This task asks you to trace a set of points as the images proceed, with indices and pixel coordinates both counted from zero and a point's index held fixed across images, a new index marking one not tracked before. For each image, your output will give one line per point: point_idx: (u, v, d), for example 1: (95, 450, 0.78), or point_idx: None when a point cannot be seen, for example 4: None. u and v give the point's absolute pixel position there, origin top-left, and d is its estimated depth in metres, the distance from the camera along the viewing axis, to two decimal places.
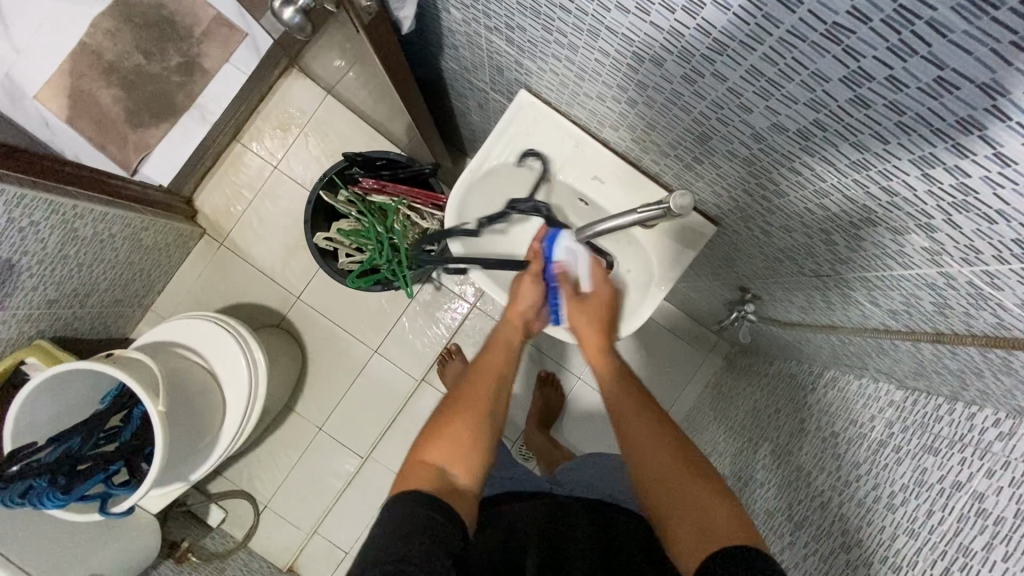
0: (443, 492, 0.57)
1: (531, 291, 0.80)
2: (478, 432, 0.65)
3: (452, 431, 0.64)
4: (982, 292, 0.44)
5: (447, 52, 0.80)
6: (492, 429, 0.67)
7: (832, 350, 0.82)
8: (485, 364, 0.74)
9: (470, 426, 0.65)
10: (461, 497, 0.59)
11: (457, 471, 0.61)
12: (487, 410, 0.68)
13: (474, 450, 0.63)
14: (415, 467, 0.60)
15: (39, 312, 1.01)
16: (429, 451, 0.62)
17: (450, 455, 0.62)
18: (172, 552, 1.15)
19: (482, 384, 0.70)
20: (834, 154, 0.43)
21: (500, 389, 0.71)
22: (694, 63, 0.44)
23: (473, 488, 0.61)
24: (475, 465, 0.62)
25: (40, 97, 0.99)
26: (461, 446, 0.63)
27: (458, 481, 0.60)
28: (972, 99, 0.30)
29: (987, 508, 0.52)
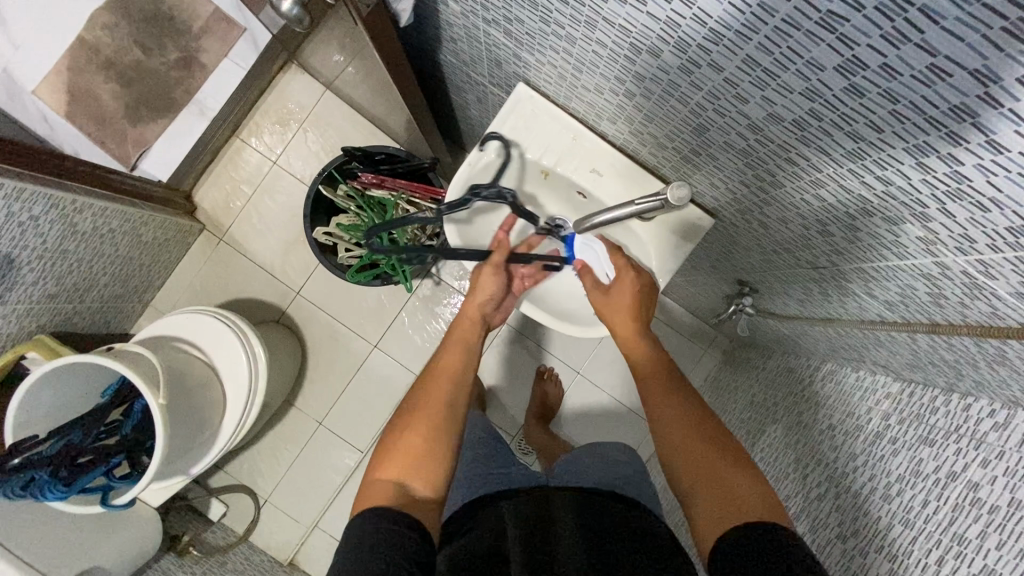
0: (399, 505, 0.58)
1: (491, 283, 0.77)
2: (431, 436, 0.65)
3: (405, 444, 0.64)
4: (977, 282, 0.44)
5: (446, 45, 0.80)
6: (449, 428, 0.66)
7: (829, 343, 0.82)
8: (439, 365, 0.72)
9: (423, 432, 0.65)
10: (420, 505, 0.59)
11: (416, 483, 0.61)
12: (442, 416, 0.67)
13: (428, 458, 0.63)
14: (373, 484, 0.61)
15: (39, 306, 1.01)
16: (383, 468, 0.63)
17: (403, 467, 0.62)
18: (174, 545, 1.17)
19: (438, 387, 0.70)
20: (829, 143, 0.43)
21: (458, 387, 0.70)
22: (691, 52, 0.45)
23: (434, 493, 0.61)
24: (433, 471, 0.62)
25: (39, 93, 0.99)
26: (416, 455, 0.63)
27: (415, 491, 0.60)
28: (965, 86, 0.30)
29: (981, 498, 0.52)
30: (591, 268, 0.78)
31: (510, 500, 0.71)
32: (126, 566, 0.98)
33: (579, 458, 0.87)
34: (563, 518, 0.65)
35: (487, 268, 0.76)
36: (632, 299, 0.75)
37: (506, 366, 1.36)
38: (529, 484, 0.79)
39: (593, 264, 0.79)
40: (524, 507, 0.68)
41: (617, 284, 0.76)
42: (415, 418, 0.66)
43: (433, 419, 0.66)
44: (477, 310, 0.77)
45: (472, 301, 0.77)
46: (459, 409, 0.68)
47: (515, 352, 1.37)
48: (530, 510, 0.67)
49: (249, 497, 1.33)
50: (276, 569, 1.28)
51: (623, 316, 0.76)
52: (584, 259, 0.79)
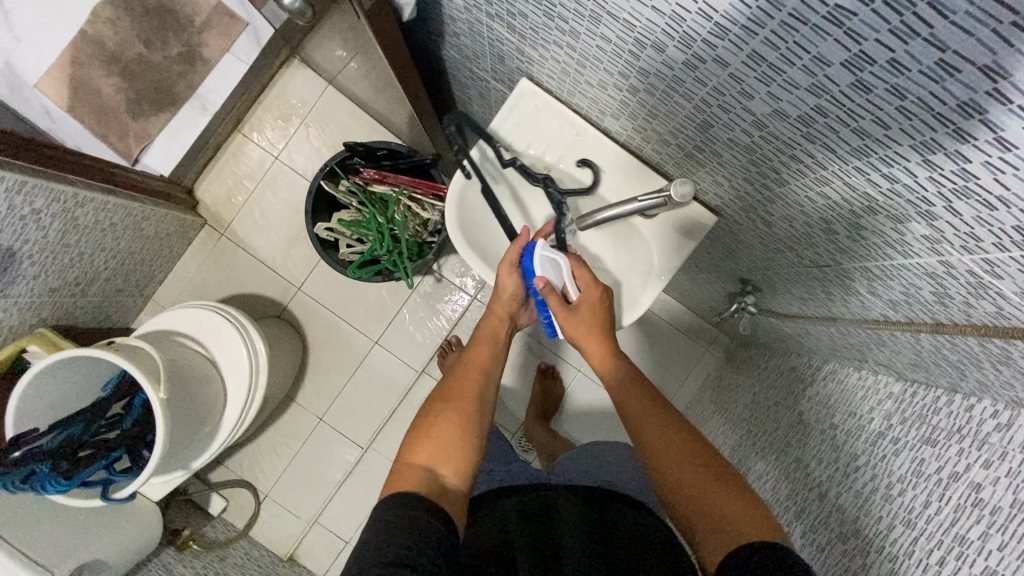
0: (431, 494, 0.58)
1: (512, 281, 0.77)
2: (465, 426, 0.65)
3: (439, 431, 0.64)
4: (982, 282, 0.44)
5: (449, 40, 0.80)
6: (480, 422, 0.67)
7: (832, 342, 0.82)
8: (470, 359, 0.74)
9: (456, 421, 0.65)
10: (450, 497, 0.59)
11: (447, 474, 0.61)
12: (475, 408, 0.68)
13: (461, 449, 0.63)
14: (404, 470, 0.61)
15: (41, 300, 1.02)
16: (416, 452, 0.63)
17: (435, 454, 0.62)
18: (174, 540, 1.17)
19: (469, 378, 0.71)
20: (835, 140, 0.43)
21: (488, 384, 0.72)
22: (696, 47, 0.44)
23: (462, 486, 0.61)
24: (464, 463, 0.63)
25: (41, 86, 0.98)
26: (447, 443, 0.64)
27: (446, 481, 0.60)
28: (973, 82, 0.30)
29: (983, 499, 0.52)
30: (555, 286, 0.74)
31: (511, 498, 0.70)
32: (126, 560, 0.98)
33: (580, 456, 0.86)
34: (562, 516, 0.64)
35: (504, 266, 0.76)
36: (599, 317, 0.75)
37: (506, 362, 1.36)
38: (529, 481, 0.79)
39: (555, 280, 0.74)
40: (527, 507, 0.67)
41: (583, 303, 0.74)
42: (448, 407, 0.67)
43: (466, 410, 0.67)
44: (504, 309, 0.79)
45: (499, 299, 0.78)
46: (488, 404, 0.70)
47: (516, 349, 1.37)
48: (533, 510, 0.66)
49: (250, 492, 1.33)
50: (276, 564, 1.28)
51: (593, 335, 0.75)
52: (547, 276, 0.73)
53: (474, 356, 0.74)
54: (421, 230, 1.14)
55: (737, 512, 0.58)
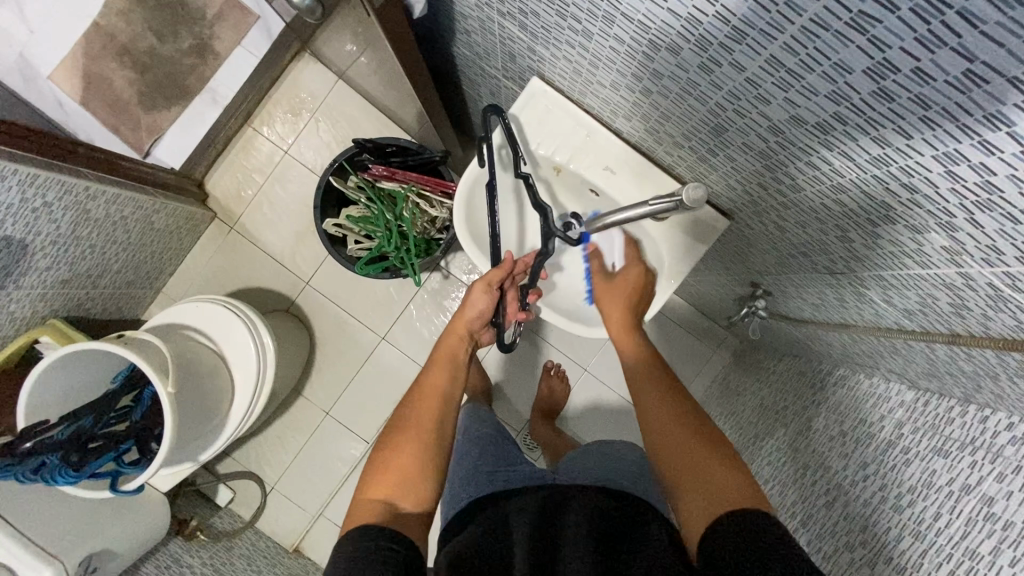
0: (388, 523, 0.58)
1: (482, 299, 0.79)
2: (420, 454, 0.66)
3: (396, 461, 0.65)
4: (1002, 295, 0.43)
5: (459, 37, 0.79)
6: (437, 446, 0.68)
7: (843, 348, 0.80)
8: (427, 380, 0.74)
9: (412, 450, 0.66)
10: (409, 523, 0.60)
11: (404, 501, 0.62)
12: (430, 433, 0.69)
13: (415, 477, 0.64)
14: (361, 504, 0.62)
15: (53, 292, 1.03)
16: (373, 486, 0.63)
17: (392, 485, 0.63)
18: (182, 530, 1.18)
19: (426, 401, 0.72)
20: (853, 148, 0.42)
21: (447, 402, 0.73)
22: (712, 51, 0.43)
23: (420, 510, 0.63)
24: (420, 488, 0.64)
25: (54, 78, 0.99)
26: (404, 473, 0.64)
27: (403, 509, 0.61)
28: (1002, 93, 0.29)
29: (995, 512, 0.51)
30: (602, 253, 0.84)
31: (513, 501, 0.70)
32: (135, 550, 1.00)
33: (584, 456, 0.86)
34: (570, 515, 0.64)
35: (479, 283, 0.79)
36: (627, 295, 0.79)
37: (512, 361, 1.36)
38: (535, 482, 0.79)
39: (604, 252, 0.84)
40: (528, 508, 0.66)
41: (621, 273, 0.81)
42: (406, 434, 0.68)
43: (422, 436, 0.68)
44: (465, 326, 0.80)
45: (463, 316, 0.80)
46: (447, 425, 0.71)
47: (522, 347, 1.36)
48: (534, 509, 0.65)
49: (256, 484, 1.34)
50: (281, 556, 1.29)
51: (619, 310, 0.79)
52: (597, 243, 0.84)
53: (433, 376, 0.75)
54: (429, 227, 1.13)
55: (730, 486, 0.59)
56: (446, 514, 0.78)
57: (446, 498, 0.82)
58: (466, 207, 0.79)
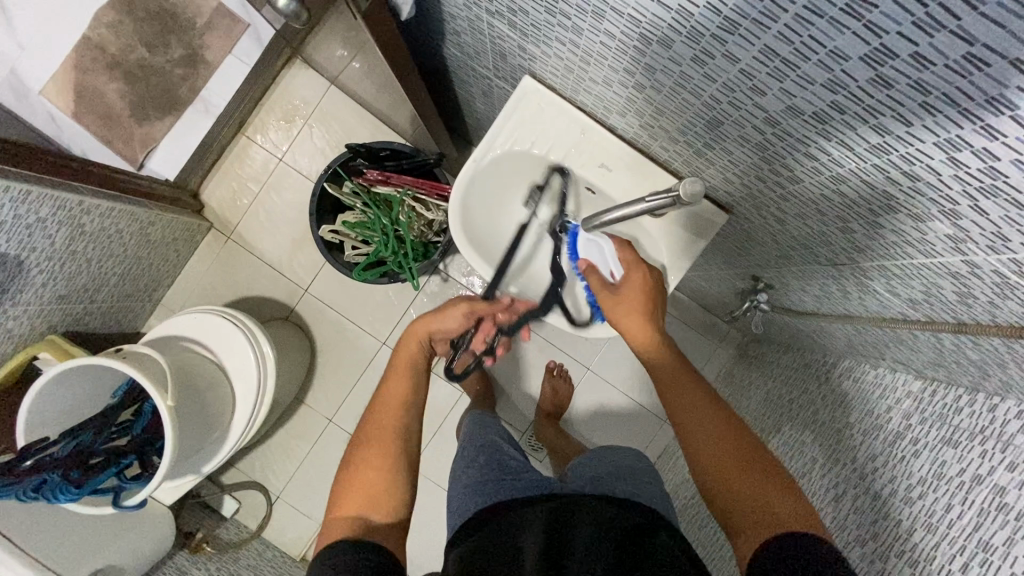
0: (359, 536, 0.59)
1: (454, 318, 0.80)
2: (387, 466, 0.66)
3: (363, 474, 0.66)
4: (1009, 282, 0.42)
5: (449, 38, 0.78)
6: (406, 456, 0.68)
7: (848, 340, 0.79)
8: (387, 395, 0.74)
9: (379, 463, 0.66)
10: (383, 531, 0.61)
11: (375, 511, 0.63)
12: (398, 447, 0.69)
13: (382, 485, 0.65)
14: (334, 522, 0.62)
15: (50, 308, 1.02)
16: (343, 502, 0.64)
17: (362, 501, 0.63)
18: (188, 543, 1.19)
19: (386, 415, 0.72)
20: (852, 137, 0.41)
21: (408, 412, 0.73)
22: (704, 42, 0.42)
23: (395, 517, 0.63)
24: (391, 496, 0.64)
25: (47, 94, 0.97)
26: (373, 486, 0.65)
27: (378, 518, 0.62)
28: (1005, 76, 0.28)
29: (1008, 503, 0.50)
30: (599, 267, 0.76)
31: (520, 510, 0.69)
32: (139, 564, 0.99)
33: (590, 458, 0.85)
34: (578, 526, 0.63)
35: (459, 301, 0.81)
36: (644, 298, 0.71)
37: (515, 361, 1.35)
38: (541, 488, 0.78)
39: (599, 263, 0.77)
40: (533, 518, 0.65)
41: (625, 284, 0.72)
42: (372, 449, 0.68)
43: (388, 448, 0.68)
44: (425, 331, 0.79)
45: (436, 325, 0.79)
46: (409, 434, 0.71)
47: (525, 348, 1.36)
48: (539, 521, 0.65)
49: (261, 494, 1.34)
50: (289, 565, 1.29)
51: (634, 315, 0.72)
52: (591, 258, 0.77)
53: (394, 389, 0.75)
54: (425, 230, 1.13)
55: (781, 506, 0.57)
56: (453, 523, 0.77)
57: (451, 505, 0.81)
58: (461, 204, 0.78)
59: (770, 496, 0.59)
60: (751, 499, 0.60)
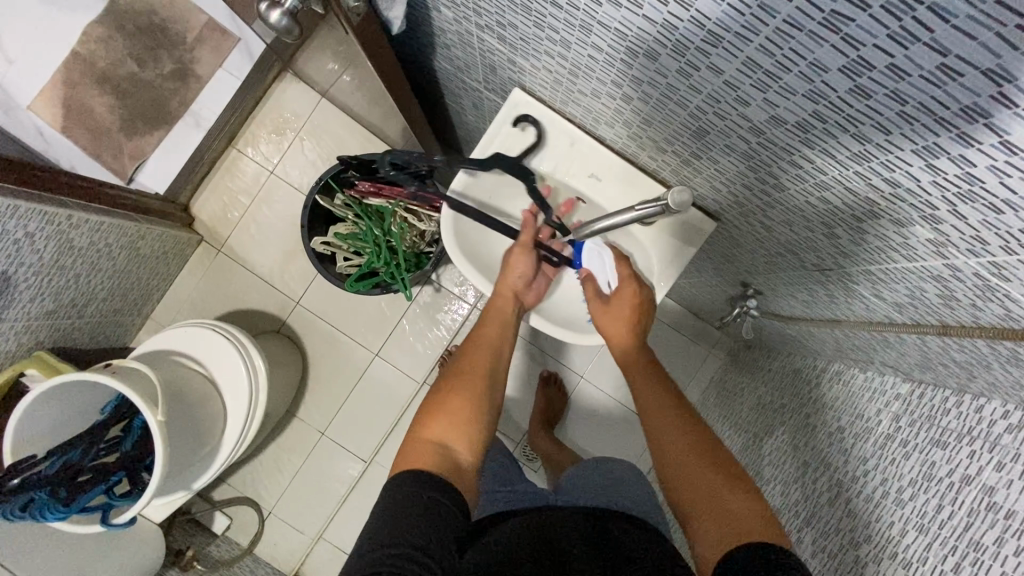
0: (444, 471, 0.58)
1: (522, 263, 0.76)
2: (475, 405, 0.65)
3: (451, 406, 0.64)
4: (990, 284, 0.43)
5: (439, 52, 0.79)
6: (491, 402, 0.67)
7: (837, 344, 0.80)
8: (480, 334, 0.73)
9: (466, 402, 0.65)
10: (464, 475, 0.60)
11: (460, 449, 0.62)
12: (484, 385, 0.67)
13: (470, 424, 0.63)
14: (418, 445, 0.61)
15: (37, 323, 1.00)
16: (429, 427, 0.62)
17: (450, 431, 0.62)
18: (178, 560, 1.18)
19: (477, 352, 0.70)
20: (834, 145, 0.42)
21: (497, 359, 0.71)
22: (689, 56, 0.43)
23: (473, 463, 0.62)
24: (476, 440, 0.63)
25: (34, 108, 0.97)
26: (462, 422, 0.63)
27: (462, 460, 0.61)
28: (977, 86, 0.29)
29: (997, 502, 0.51)
30: (596, 275, 0.79)
31: (516, 519, 0.69)
32: None
33: (585, 468, 0.84)
34: (573, 532, 0.63)
35: (517, 249, 0.76)
36: (632, 311, 0.75)
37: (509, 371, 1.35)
38: (538, 498, 0.78)
39: (597, 272, 0.79)
40: (529, 523, 0.65)
41: (616, 295, 0.76)
42: (460, 382, 0.67)
43: (476, 388, 0.66)
44: (511, 287, 0.76)
45: (506, 280, 0.76)
46: (496, 380, 0.69)
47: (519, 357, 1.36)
48: (537, 525, 0.64)
49: (253, 509, 1.32)
50: None
51: (619, 326, 0.75)
52: (590, 266, 0.79)
53: (488, 331, 0.73)
54: (418, 241, 1.13)
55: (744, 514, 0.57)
56: None
57: None
58: (454, 217, 0.78)
59: (734, 504, 0.58)
60: (717, 507, 0.58)
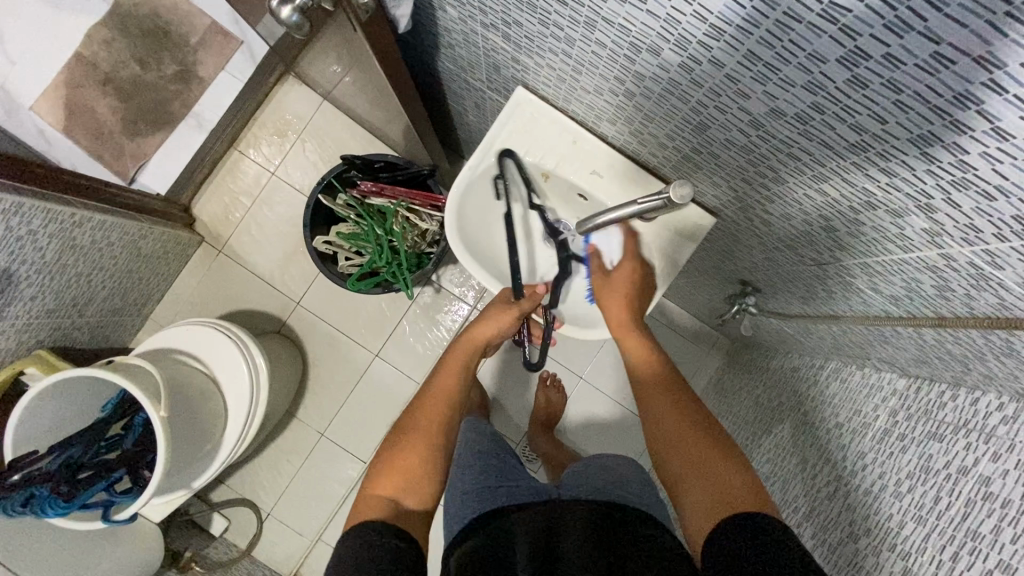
0: (392, 519, 0.60)
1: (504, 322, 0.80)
2: (425, 457, 0.67)
3: (401, 461, 0.66)
4: (984, 273, 0.44)
5: (444, 51, 0.81)
6: (443, 449, 0.69)
7: (834, 340, 0.82)
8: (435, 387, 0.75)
9: (417, 458, 0.67)
10: (413, 521, 0.62)
11: (409, 499, 0.64)
12: (437, 438, 0.69)
13: (420, 477, 0.66)
14: (370, 497, 0.63)
15: (37, 321, 1.00)
16: (380, 483, 0.64)
17: (399, 484, 0.64)
18: (176, 562, 1.17)
19: (435, 404, 0.73)
20: (832, 136, 0.43)
21: (451, 410, 0.73)
22: (691, 49, 0.45)
23: (425, 506, 0.65)
24: (425, 489, 0.65)
25: (36, 109, 1.02)
26: (412, 474, 0.65)
27: (409, 507, 0.63)
28: (969, 74, 0.31)
29: (993, 492, 0.52)
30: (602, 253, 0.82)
31: (519, 513, 0.70)
32: None
33: (587, 465, 0.84)
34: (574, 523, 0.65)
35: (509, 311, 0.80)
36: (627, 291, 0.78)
37: (509, 372, 1.36)
38: (539, 493, 0.78)
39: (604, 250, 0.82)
40: (533, 519, 0.67)
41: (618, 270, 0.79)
42: (414, 435, 0.69)
43: (431, 440, 0.69)
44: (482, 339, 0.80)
45: (478, 329, 0.80)
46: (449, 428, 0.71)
47: (518, 358, 1.36)
48: (542, 521, 0.66)
49: (252, 511, 1.31)
50: None
51: (616, 305, 0.79)
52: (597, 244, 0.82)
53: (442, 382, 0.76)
54: (419, 241, 1.14)
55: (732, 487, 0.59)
56: (449, 530, 0.77)
57: (448, 511, 0.81)
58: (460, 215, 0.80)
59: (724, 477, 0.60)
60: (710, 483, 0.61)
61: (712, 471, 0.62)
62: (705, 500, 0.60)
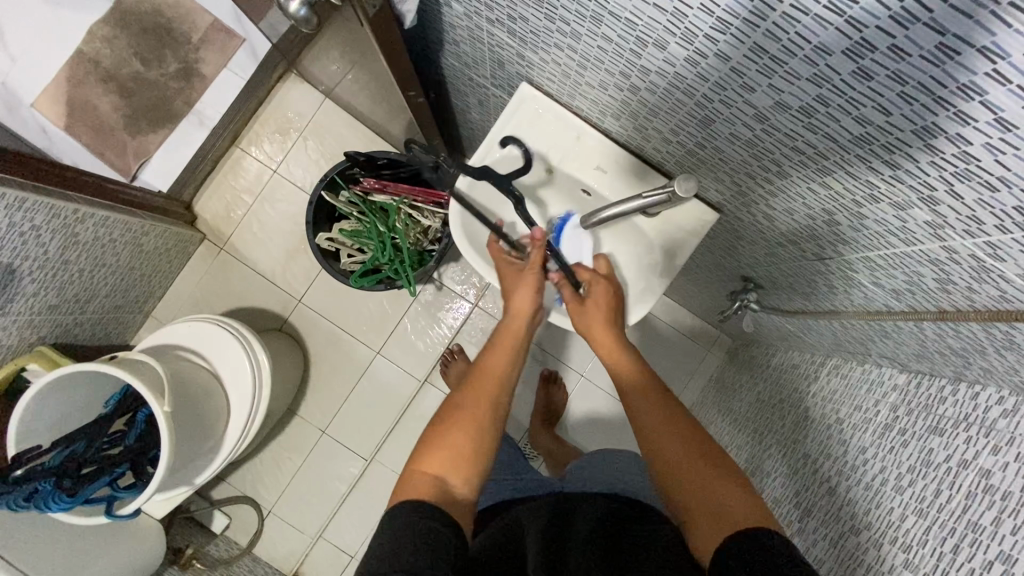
0: (436, 500, 0.57)
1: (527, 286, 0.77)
2: (476, 434, 0.63)
3: (451, 437, 0.62)
4: (985, 265, 0.45)
5: (448, 48, 0.81)
6: (494, 431, 0.65)
7: (835, 336, 0.82)
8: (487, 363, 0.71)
9: (468, 436, 0.63)
10: (456, 503, 0.58)
11: (456, 481, 0.60)
12: (487, 416, 0.65)
13: (468, 458, 0.61)
14: (414, 476, 0.60)
15: (39, 318, 1.01)
16: (427, 458, 0.61)
17: (447, 464, 0.60)
18: (177, 559, 1.16)
19: (484, 380, 0.69)
20: (837, 129, 0.44)
21: (501, 393, 0.68)
22: (697, 43, 0.45)
23: (471, 493, 0.61)
24: (473, 471, 0.61)
25: (37, 106, 1.02)
26: (460, 452, 0.61)
27: (456, 490, 0.59)
28: (974, 64, 0.31)
29: (993, 484, 0.52)
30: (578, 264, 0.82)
31: (523, 508, 0.71)
32: None
33: (590, 460, 0.85)
34: (579, 520, 0.65)
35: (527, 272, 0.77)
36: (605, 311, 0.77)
37: None
38: (542, 487, 0.78)
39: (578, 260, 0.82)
40: (538, 514, 0.67)
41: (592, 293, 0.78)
42: (464, 415, 0.64)
43: (482, 420, 0.64)
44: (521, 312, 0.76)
45: (517, 303, 0.77)
46: (500, 409, 0.67)
47: None
48: (546, 516, 0.67)
49: (253, 509, 1.31)
50: None
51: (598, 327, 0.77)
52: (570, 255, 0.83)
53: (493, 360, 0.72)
54: (422, 238, 1.14)
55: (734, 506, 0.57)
56: None
57: None
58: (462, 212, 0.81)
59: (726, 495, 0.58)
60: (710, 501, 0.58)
61: (715, 487, 0.59)
62: (707, 518, 0.57)
